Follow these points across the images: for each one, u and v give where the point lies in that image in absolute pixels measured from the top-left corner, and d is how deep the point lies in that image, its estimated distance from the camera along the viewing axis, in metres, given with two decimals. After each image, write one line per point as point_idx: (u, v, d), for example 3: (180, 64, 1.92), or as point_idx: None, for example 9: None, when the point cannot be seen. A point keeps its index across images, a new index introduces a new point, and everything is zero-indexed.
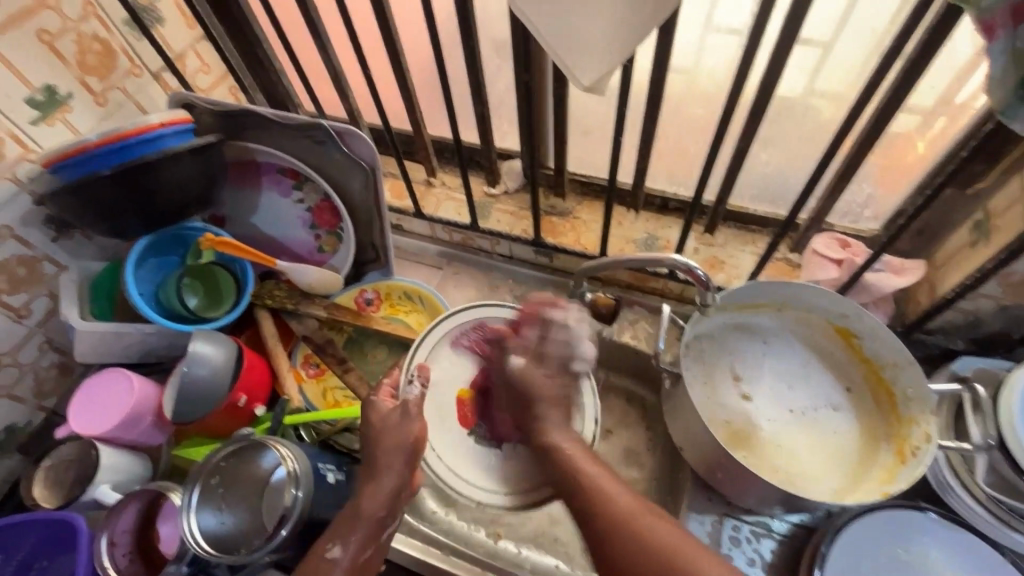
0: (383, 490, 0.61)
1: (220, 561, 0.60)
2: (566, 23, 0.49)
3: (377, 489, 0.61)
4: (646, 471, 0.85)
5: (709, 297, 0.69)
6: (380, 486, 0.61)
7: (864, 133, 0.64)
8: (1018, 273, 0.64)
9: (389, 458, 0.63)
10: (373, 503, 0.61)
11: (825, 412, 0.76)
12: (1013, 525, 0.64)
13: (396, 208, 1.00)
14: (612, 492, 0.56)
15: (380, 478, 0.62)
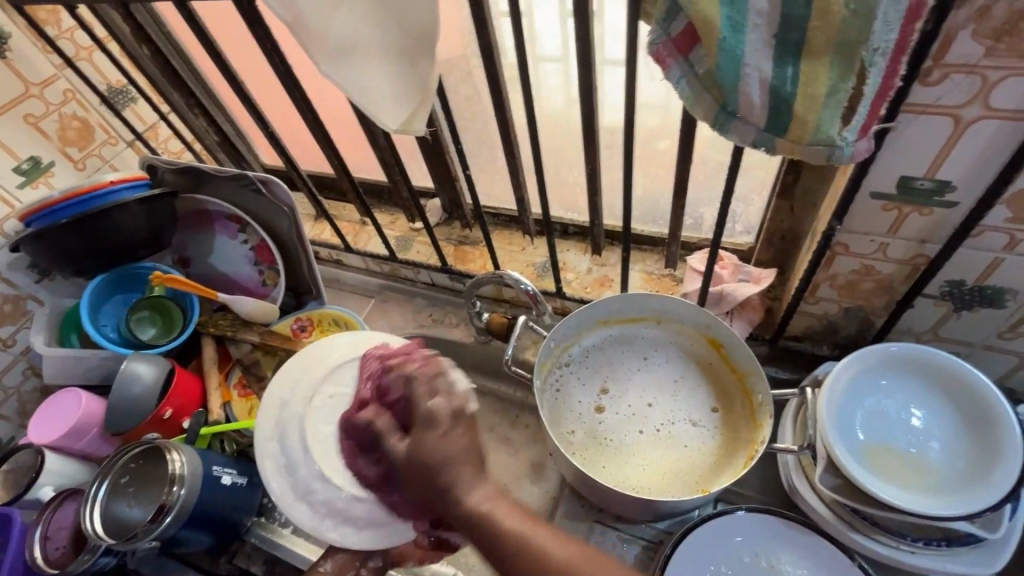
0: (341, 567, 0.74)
1: (109, 539, 0.70)
2: (369, 87, 0.59)
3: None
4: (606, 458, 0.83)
5: (541, 308, 0.79)
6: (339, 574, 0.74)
7: (682, 152, 0.70)
8: (841, 275, 0.66)
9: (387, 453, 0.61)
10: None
11: (680, 430, 0.78)
12: (856, 527, 0.63)
13: (330, 245, 1.12)
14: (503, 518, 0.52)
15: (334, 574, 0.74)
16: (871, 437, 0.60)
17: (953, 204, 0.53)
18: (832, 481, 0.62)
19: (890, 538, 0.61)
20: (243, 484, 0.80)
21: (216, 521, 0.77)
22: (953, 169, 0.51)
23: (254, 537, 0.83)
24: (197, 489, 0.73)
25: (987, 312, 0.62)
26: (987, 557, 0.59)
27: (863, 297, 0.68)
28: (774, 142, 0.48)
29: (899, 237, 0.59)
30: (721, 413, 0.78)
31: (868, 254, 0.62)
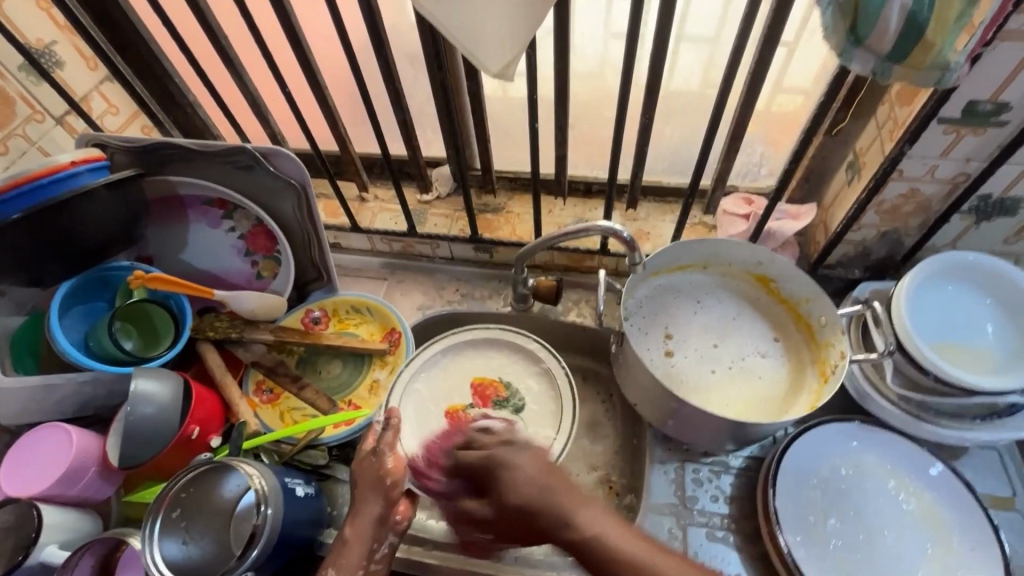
0: (367, 520, 0.67)
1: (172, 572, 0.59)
2: (479, 33, 0.54)
3: (360, 522, 0.66)
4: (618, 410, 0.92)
5: (637, 257, 0.79)
6: (366, 505, 0.68)
7: (743, 96, 0.73)
8: (888, 200, 0.74)
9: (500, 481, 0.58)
10: (365, 477, 0.69)
11: (750, 361, 0.82)
12: (924, 417, 0.72)
13: (331, 226, 1.01)
14: (619, 543, 0.52)
15: (365, 509, 0.68)
16: (937, 335, 0.69)
17: (1003, 123, 0.62)
18: (902, 381, 0.72)
19: (951, 421, 0.72)
20: (314, 493, 0.71)
21: (297, 540, 0.67)
22: (1014, 91, 0.58)
23: (329, 550, 0.75)
24: (282, 507, 0.63)
25: (1003, 221, 0.73)
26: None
27: (901, 219, 0.76)
28: (896, 69, 0.52)
29: (949, 159, 0.67)
30: (782, 340, 0.83)
31: (918, 177, 0.70)
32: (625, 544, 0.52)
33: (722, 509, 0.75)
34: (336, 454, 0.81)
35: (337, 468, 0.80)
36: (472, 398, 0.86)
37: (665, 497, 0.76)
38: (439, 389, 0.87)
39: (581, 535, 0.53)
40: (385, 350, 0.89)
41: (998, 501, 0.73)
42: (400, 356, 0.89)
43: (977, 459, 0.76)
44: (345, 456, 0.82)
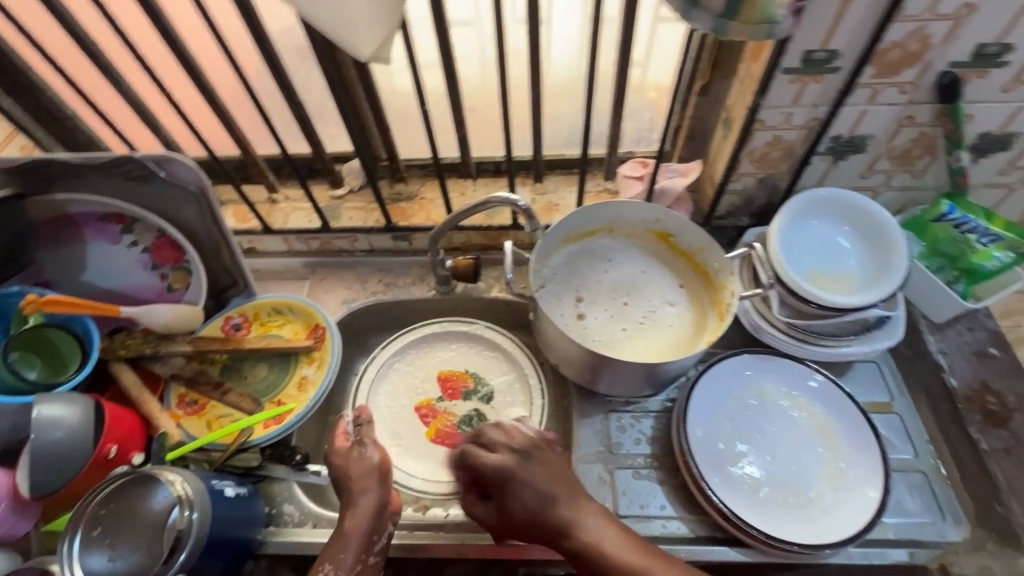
0: (366, 512, 0.68)
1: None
2: (345, 20, 0.55)
3: (360, 513, 0.68)
4: (545, 375, 0.97)
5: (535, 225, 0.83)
6: (362, 501, 0.69)
7: (619, 64, 0.78)
8: (757, 149, 0.81)
9: (513, 491, 0.63)
10: (364, 473, 0.71)
11: (658, 312, 0.88)
12: (809, 340, 0.80)
13: (242, 231, 1.00)
14: (619, 552, 0.59)
15: (360, 504, 0.69)
16: (808, 266, 0.77)
17: (837, 69, 0.69)
18: (786, 312, 0.80)
19: (832, 340, 0.80)
20: (246, 493, 0.72)
21: (228, 542, 0.67)
22: (838, 38, 0.66)
23: (273, 547, 0.75)
24: (210, 509, 0.63)
25: (856, 158, 0.82)
26: (893, 330, 0.80)
27: (773, 165, 0.84)
28: (731, 25, 0.58)
29: (800, 106, 0.74)
30: (684, 290, 0.89)
31: (778, 125, 0.77)
32: (624, 554, 0.59)
33: (645, 450, 0.80)
34: (270, 454, 0.80)
35: (272, 467, 0.79)
36: (441, 392, 0.96)
37: (592, 446, 0.81)
38: (405, 389, 0.96)
39: (583, 541, 0.60)
40: (310, 346, 0.89)
41: (881, 406, 0.82)
42: (326, 351, 0.89)
43: (861, 371, 0.85)
44: (279, 455, 0.80)
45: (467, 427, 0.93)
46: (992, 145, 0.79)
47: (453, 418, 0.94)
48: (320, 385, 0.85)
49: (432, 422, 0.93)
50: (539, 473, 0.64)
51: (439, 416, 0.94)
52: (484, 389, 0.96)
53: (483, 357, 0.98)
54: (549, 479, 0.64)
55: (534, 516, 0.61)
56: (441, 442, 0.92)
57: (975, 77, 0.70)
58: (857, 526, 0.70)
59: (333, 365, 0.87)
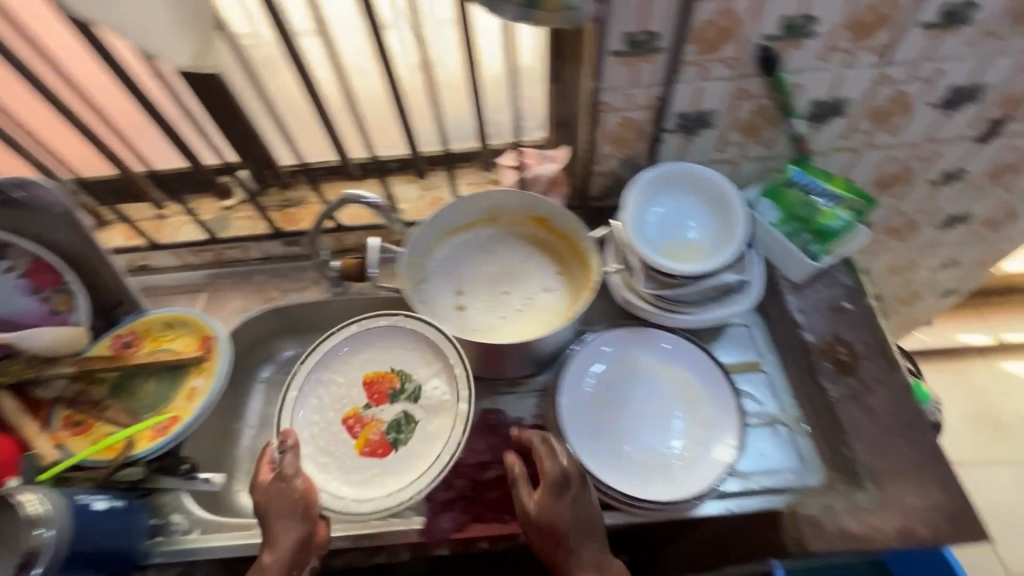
0: (287, 544, 0.65)
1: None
2: (151, 37, 0.57)
3: (280, 549, 0.64)
4: None
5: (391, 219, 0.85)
6: (290, 534, 0.65)
7: (467, 58, 0.80)
8: (611, 130, 0.84)
9: (557, 507, 0.64)
10: (286, 506, 0.66)
11: (536, 295, 0.91)
12: (673, 309, 0.84)
13: (128, 249, 1.00)
14: None
15: (283, 535, 0.65)
16: (660, 239, 0.81)
17: (660, 49, 0.73)
18: (653, 285, 0.83)
19: (694, 308, 0.84)
20: (122, 506, 0.72)
21: (100, 554, 0.67)
22: (653, 19, 0.69)
23: (157, 557, 0.75)
24: (69, 524, 0.63)
25: (706, 133, 0.86)
26: (750, 294, 0.84)
27: (631, 145, 0.87)
28: (533, 15, 0.61)
29: (638, 86, 0.78)
30: (562, 272, 0.93)
31: (623, 106, 0.81)
32: None
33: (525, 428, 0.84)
34: (157, 466, 0.81)
35: (159, 480, 0.78)
36: (367, 397, 0.85)
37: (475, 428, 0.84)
38: (325, 400, 0.85)
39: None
40: (200, 357, 0.90)
41: (748, 366, 0.86)
42: (215, 360, 0.90)
43: (731, 335, 0.90)
44: (167, 467, 0.81)
45: (397, 432, 0.82)
46: (826, 112, 0.84)
47: (382, 428, 0.83)
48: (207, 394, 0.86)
49: (360, 433, 0.83)
50: (573, 510, 0.65)
51: (367, 425, 0.83)
52: (410, 387, 0.85)
53: (404, 355, 0.87)
54: (579, 519, 0.65)
55: (557, 535, 0.64)
56: (370, 454, 0.81)
57: (790, 49, 0.75)
58: (713, 475, 0.74)
59: (219, 373, 0.88)
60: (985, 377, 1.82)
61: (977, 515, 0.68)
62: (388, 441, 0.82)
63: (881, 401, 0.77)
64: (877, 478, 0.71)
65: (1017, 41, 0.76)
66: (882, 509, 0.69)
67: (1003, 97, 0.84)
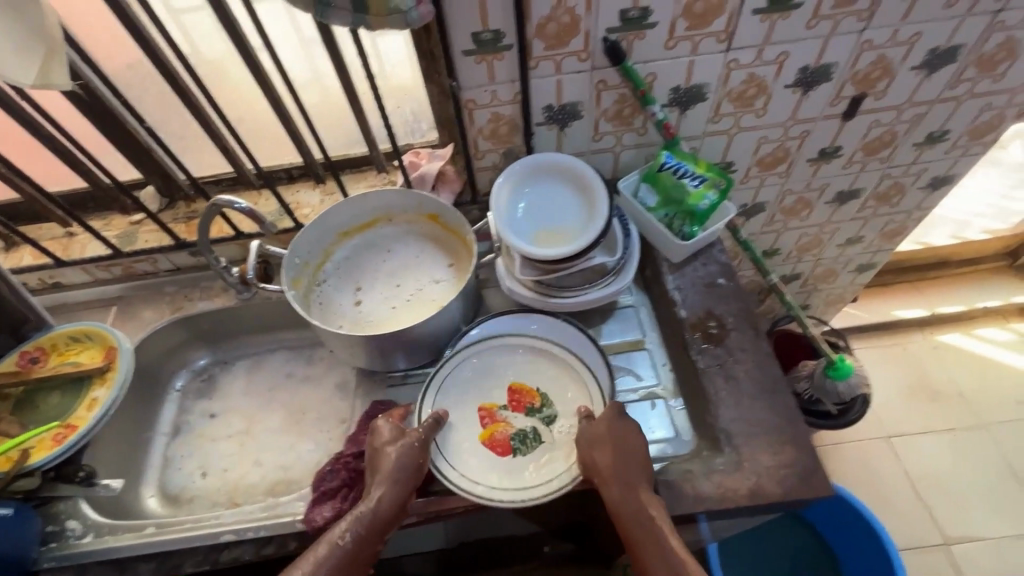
0: (387, 501, 0.70)
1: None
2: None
3: (384, 503, 0.70)
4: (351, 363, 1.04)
5: (268, 225, 0.87)
6: (387, 490, 0.71)
7: (338, 66, 0.84)
8: (484, 126, 0.88)
9: (615, 453, 0.71)
10: (406, 461, 0.73)
11: (428, 289, 0.94)
12: (550, 294, 0.88)
13: (34, 267, 1.02)
14: (669, 542, 0.66)
15: (384, 492, 0.71)
16: (530, 229, 0.85)
17: (510, 46, 0.77)
18: (531, 272, 0.86)
19: (570, 291, 0.87)
20: (6, 514, 0.74)
21: None
22: (495, 19, 0.73)
23: (49, 562, 0.78)
24: None
25: (577, 124, 0.90)
26: (622, 273, 0.88)
27: (507, 140, 0.91)
28: (365, 21, 0.64)
29: (498, 82, 0.82)
30: (453, 266, 0.96)
31: (489, 102, 0.84)
32: (676, 549, 0.66)
33: None
34: (53, 476, 0.84)
35: (55, 487, 0.83)
36: (507, 399, 0.85)
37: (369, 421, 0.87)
38: (468, 392, 0.85)
39: (652, 523, 0.67)
40: (102, 368, 0.92)
41: (630, 345, 0.90)
42: (117, 369, 0.92)
43: (614, 316, 0.93)
44: (63, 475, 0.85)
45: (521, 442, 0.81)
46: (690, 99, 0.88)
47: (511, 429, 0.83)
48: (106, 402, 0.88)
49: (489, 425, 0.83)
50: (632, 449, 0.72)
51: (497, 423, 0.83)
52: (548, 413, 0.84)
53: (549, 374, 0.87)
54: (636, 461, 0.72)
55: (620, 477, 0.70)
56: (490, 448, 0.81)
57: (636, 40, 0.79)
58: None
59: (119, 381, 0.90)
60: (922, 350, 1.86)
61: (823, 469, 0.72)
62: (510, 445, 0.81)
63: (745, 370, 0.81)
64: (735, 443, 0.75)
65: (851, 22, 0.80)
66: (737, 470, 0.74)
67: (854, 75, 0.88)
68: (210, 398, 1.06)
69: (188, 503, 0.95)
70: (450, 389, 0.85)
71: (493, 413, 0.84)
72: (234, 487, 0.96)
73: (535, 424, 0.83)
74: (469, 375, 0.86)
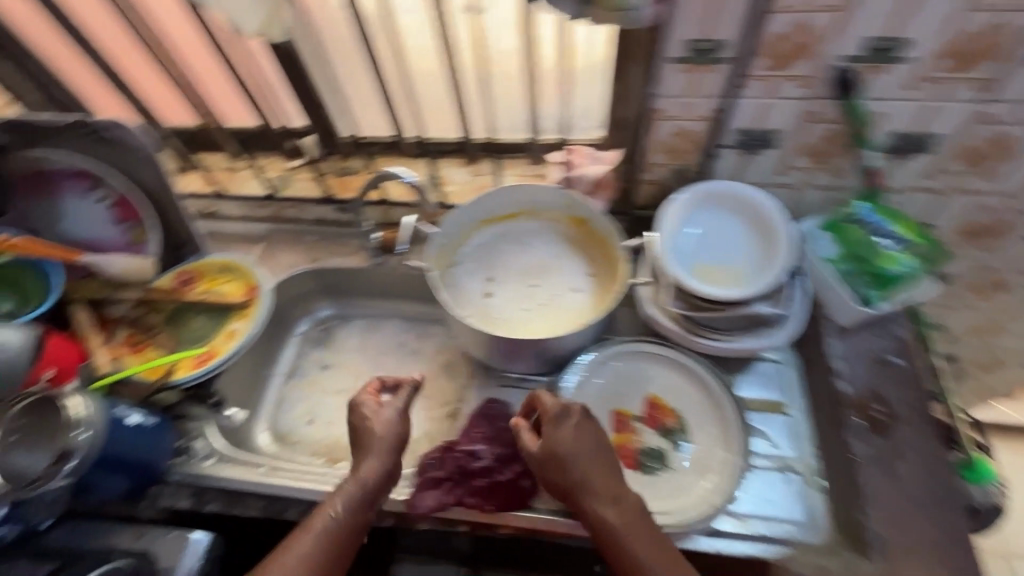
0: (374, 466, 0.72)
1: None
2: None
3: (368, 474, 0.72)
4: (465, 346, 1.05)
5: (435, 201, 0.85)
6: (379, 457, 0.73)
7: None
8: (664, 139, 0.81)
9: (590, 446, 0.67)
10: (387, 435, 0.75)
11: (563, 296, 0.90)
12: (697, 332, 0.80)
13: (199, 195, 1.11)
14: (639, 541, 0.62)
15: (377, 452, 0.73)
16: (695, 259, 0.79)
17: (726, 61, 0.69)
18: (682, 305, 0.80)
19: (721, 335, 0.79)
20: (151, 424, 0.80)
21: (126, 463, 0.76)
22: (721, 29, 0.66)
23: (177, 475, 0.84)
24: (102, 429, 0.71)
25: (767, 154, 0.81)
26: (783, 329, 0.78)
27: (683, 158, 0.84)
28: None
29: (698, 96, 0.74)
30: (592, 278, 0.92)
31: (679, 115, 0.77)
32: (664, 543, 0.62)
33: None
34: (189, 394, 0.91)
35: (191, 406, 0.90)
36: (642, 410, 0.80)
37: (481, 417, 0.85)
38: (601, 395, 0.81)
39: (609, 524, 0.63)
40: (244, 303, 0.98)
41: (770, 406, 0.82)
42: (257, 307, 0.97)
43: (756, 369, 0.85)
44: (198, 396, 0.91)
45: (650, 459, 0.76)
46: (911, 148, 0.76)
47: (641, 444, 0.77)
48: (244, 336, 0.93)
49: (621, 431, 0.78)
50: (585, 437, 0.67)
51: (627, 431, 0.78)
52: (682, 439, 0.78)
53: (693, 400, 0.80)
54: (596, 453, 0.67)
55: (580, 469, 0.65)
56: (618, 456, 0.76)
57: (873, 75, 0.68)
58: (703, 509, 0.71)
59: (258, 321, 0.95)
60: None
61: None
62: (638, 459, 0.76)
63: (910, 469, 0.71)
64: (886, 551, 0.66)
65: None
66: None
67: None
68: (325, 349, 1.10)
69: (293, 445, 0.99)
70: (581, 389, 0.80)
71: (626, 420, 0.79)
72: (337, 439, 0.99)
73: (665, 445, 0.77)
74: (601, 380, 0.82)
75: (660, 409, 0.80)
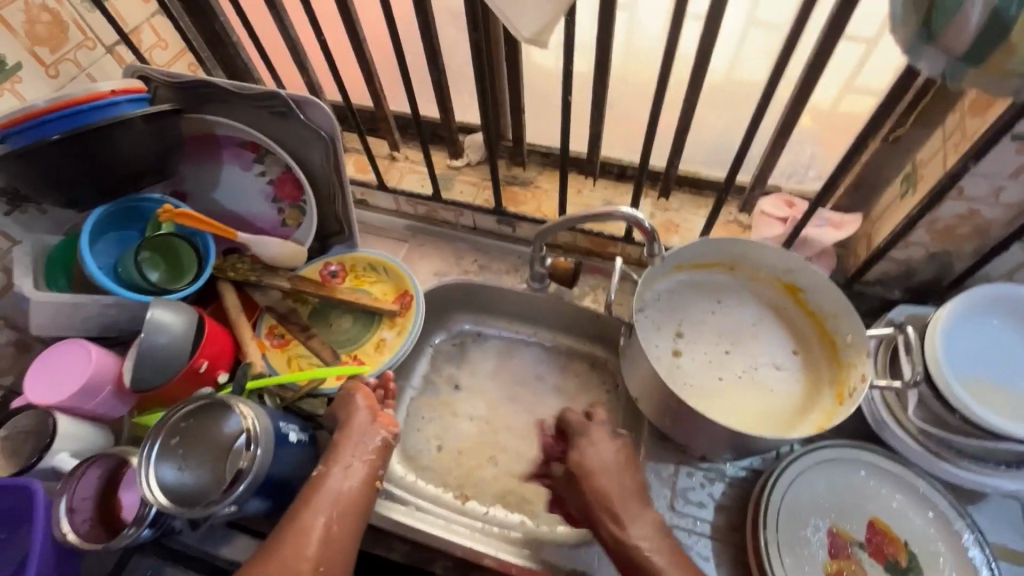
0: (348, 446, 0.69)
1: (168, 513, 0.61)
2: None
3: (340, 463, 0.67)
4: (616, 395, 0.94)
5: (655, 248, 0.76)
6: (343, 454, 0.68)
7: (796, 94, 0.68)
8: (943, 219, 0.68)
9: (601, 460, 0.70)
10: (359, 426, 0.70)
11: (763, 372, 0.79)
12: (943, 456, 0.68)
13: (359, 180, 1.02)
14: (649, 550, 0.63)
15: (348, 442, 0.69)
16: (966, 372, 0.67)
17: None
18: (928, 420, 0.68)
19: (971, 464, 0.67)
20: (307, 441, 0.73)
21: (283, 486, 0.69)
22: None
23: None
24: (271, 447, 0.66)
25: None
26: None
27: (954, 243, 0.70)
28: (967, 76, 0.47)
29: (1019, 180, 0.61)
30: (797, 357, 0.80)
31: (980, 197, 0.64)
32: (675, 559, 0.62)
33: (707, 516, 0.73)
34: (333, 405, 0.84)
35: None
36: (864, 534, 0.68)
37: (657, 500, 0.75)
38: (817, 501, 0.69)
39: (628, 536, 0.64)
40: (395, 312, 0.90)
41: (1011, 555, 0.68)
42: (410, 318, 0.90)
43: (996, 505, 0.71)
44: None
45: None
46: None
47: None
48: (397, 351, 0.87)
49: (839, 556, 0.66)
50: (608, 453, 0.71)
51: (845, 556, 0.66)
52: None
53: (926, 530, 0.68)
54: (614, 465, 0.69)
55: (598, 477, 0.68)
56: None
57: None
58: None
59: (411, 336, 0.88)
60: None
61: None
62: None
63: None
64: None
65: None
66: None
67: None
68: (458, 368, 1.01)
69: (420, 471, 0.92)
70: (797, 491, 0.69)
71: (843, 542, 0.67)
72: (468, 472, 0.91)
73: None
74: (817, 484, 0.70)
75: (886, 538, 0.67)
